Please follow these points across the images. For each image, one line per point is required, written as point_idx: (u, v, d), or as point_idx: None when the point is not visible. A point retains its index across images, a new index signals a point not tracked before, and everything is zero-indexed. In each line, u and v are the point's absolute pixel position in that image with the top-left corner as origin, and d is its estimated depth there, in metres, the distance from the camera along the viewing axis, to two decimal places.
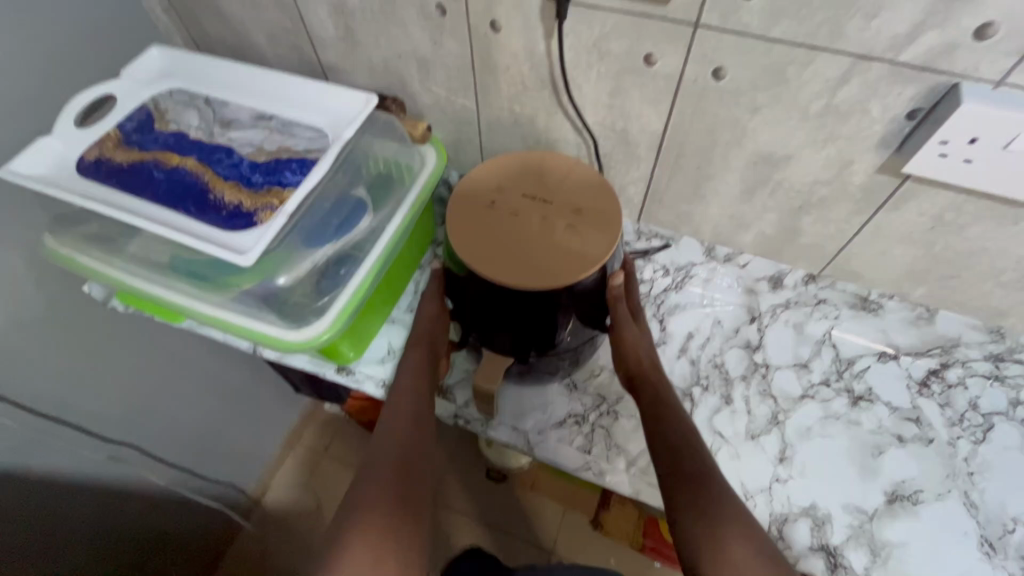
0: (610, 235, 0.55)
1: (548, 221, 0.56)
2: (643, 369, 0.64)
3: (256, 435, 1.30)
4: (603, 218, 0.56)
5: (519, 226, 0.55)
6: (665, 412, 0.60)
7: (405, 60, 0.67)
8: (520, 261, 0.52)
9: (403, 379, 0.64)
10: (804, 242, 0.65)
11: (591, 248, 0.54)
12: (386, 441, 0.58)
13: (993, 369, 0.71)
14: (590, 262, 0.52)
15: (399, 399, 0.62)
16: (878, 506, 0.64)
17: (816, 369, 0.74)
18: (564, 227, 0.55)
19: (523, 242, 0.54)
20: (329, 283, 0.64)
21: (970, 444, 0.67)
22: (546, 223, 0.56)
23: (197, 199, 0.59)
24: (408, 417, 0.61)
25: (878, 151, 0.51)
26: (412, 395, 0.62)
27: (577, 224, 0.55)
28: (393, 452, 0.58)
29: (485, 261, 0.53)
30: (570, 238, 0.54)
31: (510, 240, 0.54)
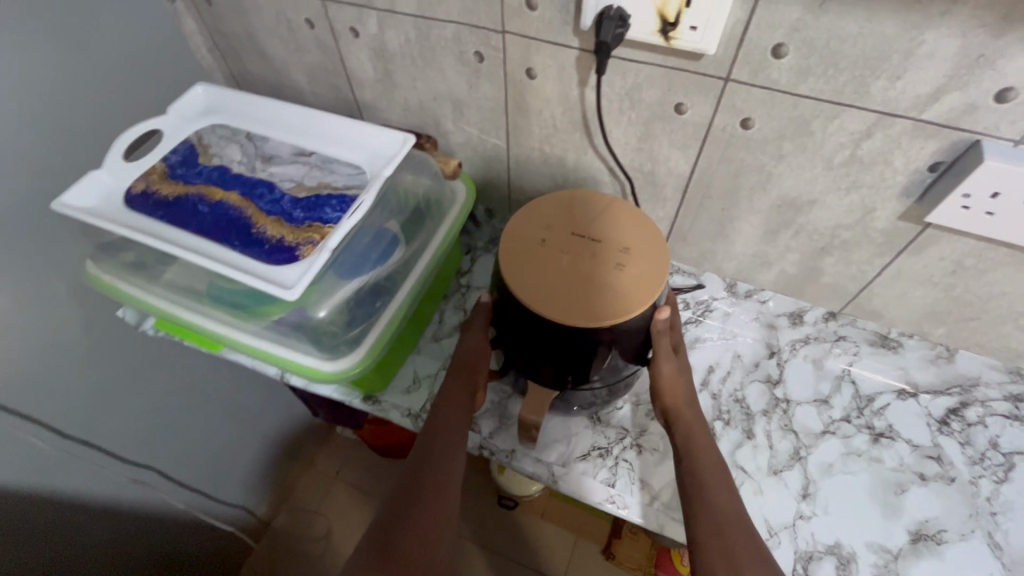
0: (658, 273, 0.57)
1: (599, 259, 0.57)
2: (681, 404, 0.65)
3: (270, 457, 1.30)
4: (651, 256, 0.58)
5: (571, 264, 0.57)
6: (696, 447, 0.61)
7: (440, 101, 0.70)
8: (574, 300, 0.54)
9: (443, 409, 0.65)
10: (826, 282, 0.67)
11: (642, 286, 0.55)
12: (424, 467, 0.59)
13: (1012, 409, 0.72)
14: (641, 301, 0.54)
15: (437, 426, 0.63)
16: (902, 545, 0.64)
17: (836, 404, 0.75)
18: (614, 265, 0.57)
19: (573, 281, 0.55)
20: (363, 314, 0.66)
21: (992, 484, 0.68)
22: (596, 261, 0.57)
23: (240, 233, 0.62)
24: (447, 445, 0.62)
25: (900, 200, 0.53)
26: (451, 425, 0.64)
27: (626, 261, 0.57)
28: (430, 479, 0.58)
29: (540, 299, 0.54)
30: (620, 276, 0.56)
31: (561, 279, 0.56)
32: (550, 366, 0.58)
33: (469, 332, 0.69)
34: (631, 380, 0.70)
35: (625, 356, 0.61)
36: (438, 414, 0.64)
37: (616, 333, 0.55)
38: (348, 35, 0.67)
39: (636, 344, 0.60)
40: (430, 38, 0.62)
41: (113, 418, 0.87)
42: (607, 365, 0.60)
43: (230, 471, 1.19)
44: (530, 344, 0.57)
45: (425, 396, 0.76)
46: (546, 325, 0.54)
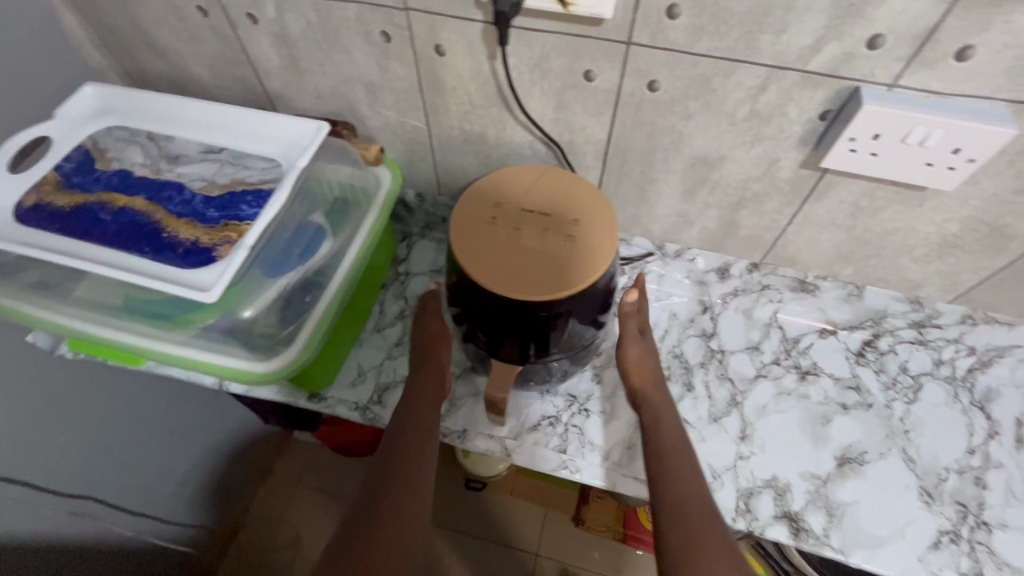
0: (611, 241, 0.56)
1: (551, 233, 0.56)
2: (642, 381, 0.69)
3: (225, 471, 1.27)
4: (603, 223, 0.57)
5: (525, 240, 0.56)
6: (662, 427, 0.65)
7: (352, 85, 0.68)
8: (530, 277, 0.54)
9: (409, 403, 0.65)
10: (744, 234, 0.70)
11: (596, 256, 0.55)
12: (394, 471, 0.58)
13: (916, 334, 0.78)
14: (597, 271, 0.55)
15: (408, 425, 0.62)
16: (830, 470, 0.70)
17: (766, 349, 0.80)
18: (566, 237, 0.56)
19: (527, 258, 0.55)
20: (294, 311, 0.64)
21: (904, 405, 0.75)
22: (548, 234, 0.56)
23: (150, 239, 0.58)
24: (415, 446, 0.61)
25: (798, 149, 0.56)
26: (421, 424, 0.63)
27: (579, 232, 0.56)
28: (400, 482, 0.58)
29: (499, 280, 0.54)
30: (574, 248, 0.56)
31: (515, 258, 0.55)
32: (513, 341, 0.59)
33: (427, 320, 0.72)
34: (592, 347, 0.72)
35: (585, 324, 0.62)
36: (406, 415, 0.63)
37: (574, 304, 0.56)
38: (245, 21, 0.64)
39: (595, 313, 0.62)
40: (332, 19, 0.60)
41: (39, 452, 0.82)
42: (567, 336, 0.61)
43: (182, 491, 1.15)
44: (492, 321, 0.58)
45: (372, 387, 0.76)
46: (495, 300, 0.55)
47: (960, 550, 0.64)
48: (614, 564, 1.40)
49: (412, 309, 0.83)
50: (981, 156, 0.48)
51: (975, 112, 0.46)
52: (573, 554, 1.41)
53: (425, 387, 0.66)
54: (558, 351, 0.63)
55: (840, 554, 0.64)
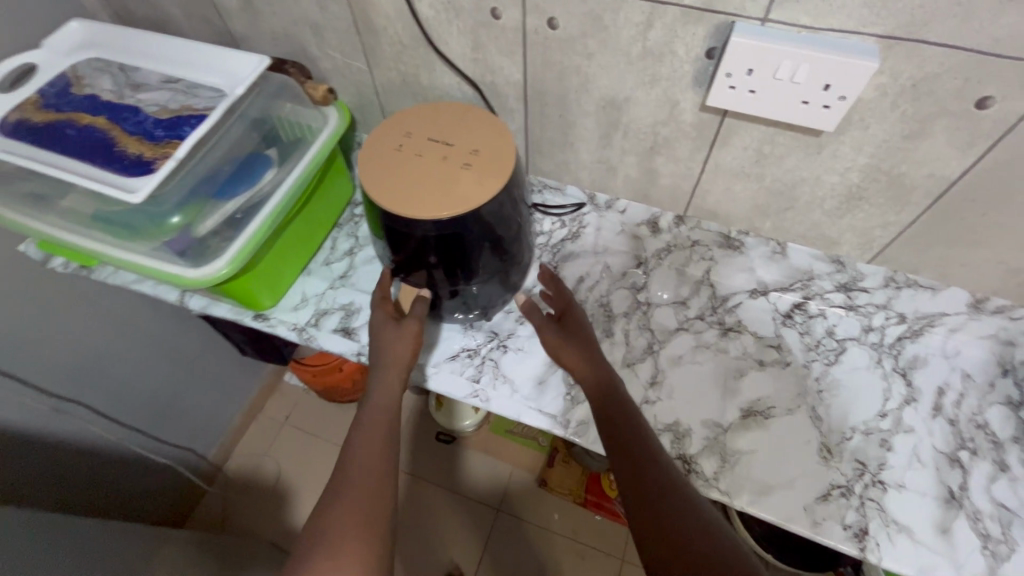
0: (503, 172, 0.60)
1: (449, 161, 0.61)
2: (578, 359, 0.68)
3: (213, 401, 1.37)
4: (498, 156, 0.61)
5: (424, 166, 0.61)
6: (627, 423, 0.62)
7: (300, 26, 0.73)
8: (420, 196, 0.59)
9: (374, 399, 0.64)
10: (664, 183, 0.72)
11: (485, 184, 0.59)
12: (357, 468, 0.57)
13: (845, 299, 0.78)
14: (482, 196, 0.59)
15: (374, 417, 0.62)
16: (733, 420, 0.71)
17: (693, 305, 0.80)
18: (461, 166, 0.60)
19: (421, 181, 0.60)
20: (230, 228, 0.70)
21: (823, 365, 0.74)
22: (446, 162, 0.61)
23: (103, 152, 0.65)
24: (384, 436, 0.61)
25: (695, 90, 0.57)
26: (388, 418, 0.62)
27: (475, 161, 0.61)
28: (366, 476, 0.57)
29: (392, 197, 0.59)
30: (467, 175, 0.60)
31: (411, 180, 0.60)
32: (426, 264, 0.65)
33: (401, 332, 0.68)
34: (511, 288, 0.76)
35: (494, 260, 0.67)
36: (374, 407, 0.63)
37: (477, 230, 0.62)
38: None
39: (504, 250, 0.68)
40: None
41: (28, 348, 0.94)
42: (478, 267, 0.67)
43: (170, 413, 1.26)
44: (405, 244, 0.64)
45: (312, 312, 0.82)
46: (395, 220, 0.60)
47: (847, 504, 0.65)
48: (573, 526, 1.43)
49: (361, 247, 0.88)
50: (851, 94, 0.48)
51: (841, 48, 0.47)
52: (535, 512, 1.45)
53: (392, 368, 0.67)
54: (472, 281, 0.69)
55: (724, 497, 0.66)
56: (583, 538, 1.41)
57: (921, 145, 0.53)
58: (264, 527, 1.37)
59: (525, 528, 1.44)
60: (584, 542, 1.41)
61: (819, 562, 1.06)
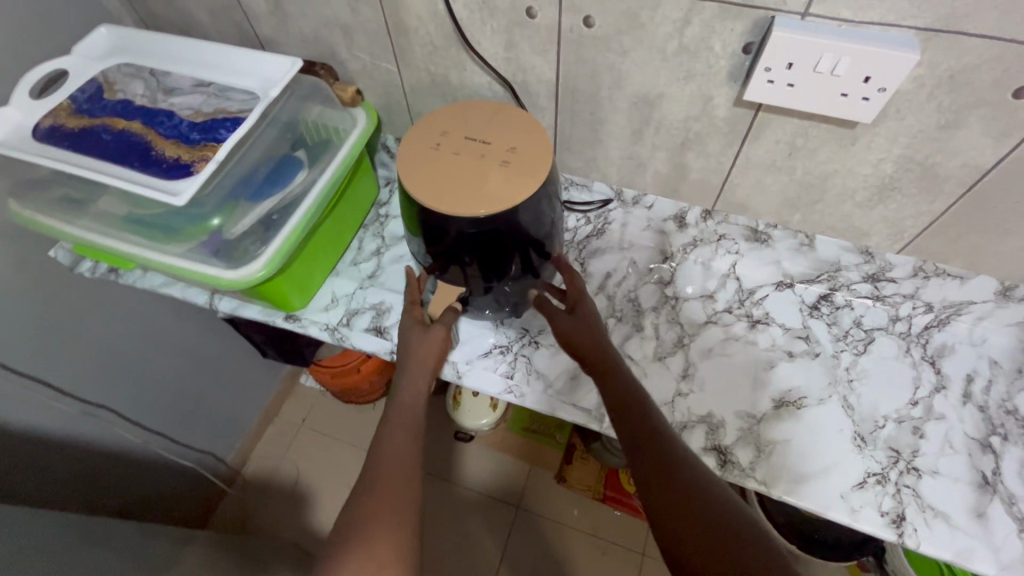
0: (541, 169, 0.61)
1: (487, 159, 0.62)
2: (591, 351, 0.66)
3: (232, 404, 1.38)
4: (536, 153, 0.62)
5: (462, 164, 0.62)
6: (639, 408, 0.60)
7: (330, 29, 0.74)
8: (461, 193, 0.60)
9: (400, 396, 0.65)
10: (693, 178, 0.72)
11: (524, 180, 0.60)
12: (386, 461, 0.58)
13: (872, 289, 0.78)
14: (522, 192, 0.59)
15: (402, 413, 0.63)
16: (766, 410, 0.72)
17: (720, 298, 0.81)
18: (499, 164, 0.61)
19: (461, 178, 0.61)
20: (265, 229, 0.70)
21: (852, 355, 0.75)
22: (484, 160, 0.62)
23: (141, 155, 0.66)
24: (412, 431, 0.61)
25: (729, 85, 0.58)
26: (414, 414, 0.63)
27: (513, 158, 0.62)
28: (396, 468, 0.57)
29: (433, 194, 0.60)
30: (505, 172, 0.61)
31: (450, 177, 0.61)
32: (464, 261, 0.66)
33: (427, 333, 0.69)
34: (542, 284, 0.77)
35: (531, 257, 0.68)
36: (401, 403, 0.64)
37: (516, 227, 0.63)
38: None
39: (540, 246, 0.68)
40: None
41: (56, 352, 0.94)
42: (515, 264, 0.68)
43: (191, 416, 1.26)
44: (443, 242, 0.64)
45: (343, 312, 0.82)
46: (435, 217, 0.61)
47: (883, 491, 0.66)
48: (592, 522, 1.44)
49: (388, 247, 0.89)
50: (892, 86, 0.49)
51: (883, 40, 0.48)
52: (554, 509, 1.46)
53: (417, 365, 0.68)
54: (507, 278, 0.69)
55: (761, 487, 0.67)
56: (603, 534, 1.42)
57: (956, 135, 0.54)
58: (286, 529, 1.37)
59: (543, 526, 1.44)
60: (604, 538, 1.42)
61: (842, 551, 1.07)
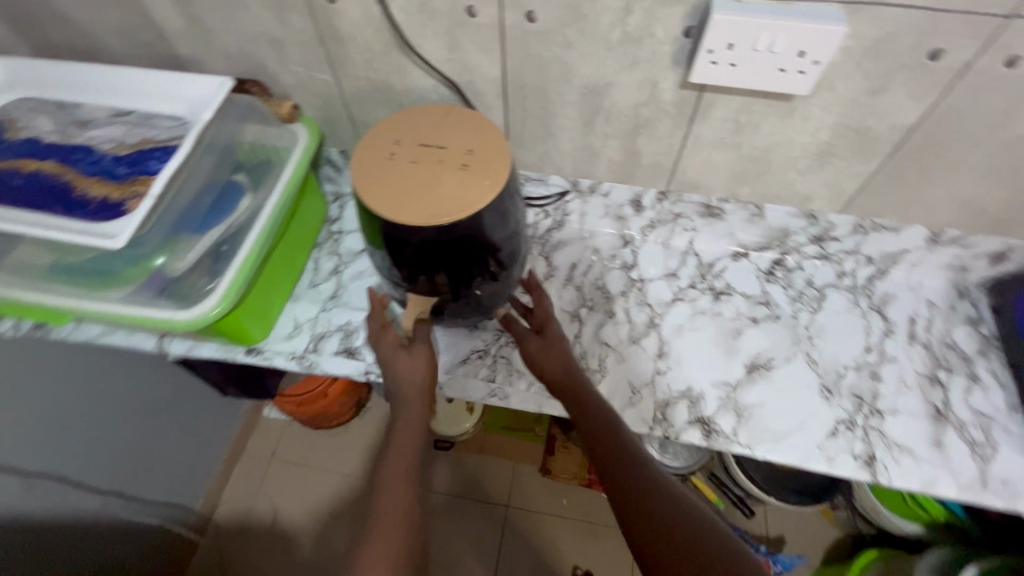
0: (501, 169, 0.60)
1: (446, 164, 0.60)
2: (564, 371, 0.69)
3: (193, 450, 1.29)
4: (494, 154, 0.61)
5: (421, 172, 0.60)
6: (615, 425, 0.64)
7: (258, 43, 0.70)
8: (423, 202, 0.58)
9: (396, 428, 0.66)
10: (646, 162, 0.74)
11: (486, 183, 0.59)
12: (387, 498, 0.60)
13: (819, 249, 0.83)
14: (486, 194, 0.58)
15: (401, 447, 0.65)
16: (740, 377, 0.75)
17: (683, 276, 0.84)
18: (459, 168, 0.60)
19: (421, 187, 0.59)
20: (216, 263, 0.66)
21: (809, 313, 0.80)
22: (443, 166, 0.60)
23: (61, 198, 0.60)
24: (412, 464, 0.63)
25: (674, 70, 0.60)
26: (412, 447, 0.65)
27: (472, 161, 0.61)
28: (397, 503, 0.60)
29: (394, 206, 0.58)
30: (466, 176, 0.60)
31: (411, 187, 0.59)
32: (433, 270, 0.65)
33: (413, 356, 0.70)
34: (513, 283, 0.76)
35: (500, 258, 0.68)
36: (399, 435, 0.65)
37: (482, 229, 0.62)
38: None
39: (508, 246, 0.68)
40: None
41: None
42: (485, 267, 0.67)
43: (148, 469, 1.18)
44: (410, 253, 0.62)
45: (308, 337, 0.79)
46: (401, 229, 0.59)
47: (853, 436, 0.70)
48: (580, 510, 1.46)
49: (347, 264, 0.85)
50: (824, 58, 0.52)
51: (815, 15, 0.50)
52: (543, 501, 1.47)
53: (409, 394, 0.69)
54: (479, 282, 0.68)
55: (745, 450, 0.70)
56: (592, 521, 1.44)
57: (883, 99, 0.58)
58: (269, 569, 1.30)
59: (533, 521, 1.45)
60: (592, 525, 1.44)
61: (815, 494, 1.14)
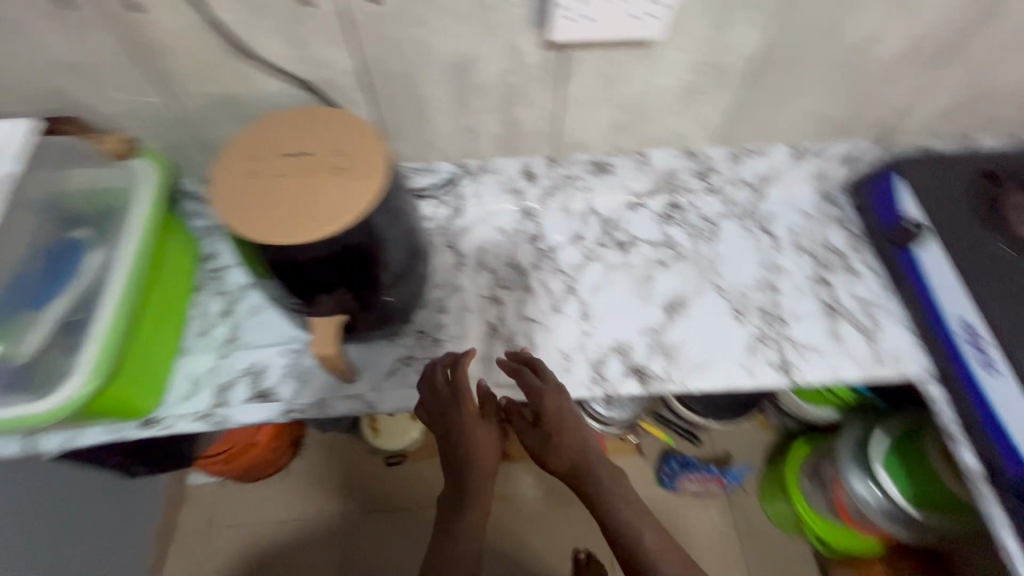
0: (379, 165, 0.56)
1: (317, 172, 0.55)
2: (576, 450, 0.68)
3: (112, 544, 1.14)
4: (368, 150, 0.57)
5: (291, 185, 0.55)
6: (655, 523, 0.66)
7: (61, 73, 0.60)
8: (302, 217, 0.53)
9: (468, 495, 0.68)
10: (529, 131, 0.74)
11: (366, 183, 0.55)
12: (455, 556, 0.65)
13: (704, 184, 0.88)
14: (368, 195, 0.54)
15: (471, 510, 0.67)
16: (661, 319, 0.78)
17: (589, 236, 0.85)
18: (333, 173, 0.55)
19: (295, 201, 0.54)
20: (73, 337, 0.57)
21: (708, 245, 0.84)
22: (314, 174, 0.55)
23: None
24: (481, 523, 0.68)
25: (531, 33, 0.59)
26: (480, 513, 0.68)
27: (347, 163, 0.56)
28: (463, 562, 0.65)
29: (269, 228, 0.52)
30: (342, 180, 0.55)
31: (283, 204, 0.54)
32: (332, 286, 0.60)
33: (478, 432, 0.67)
34: (422, 281, 0.73)
35: (401, 258, 0.64)
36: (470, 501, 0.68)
37: (374, 232, 0.58)
38: None
39: (407, 244, 0.64)
40: None
41: None
42: (387, 271, 0.63)
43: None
44: (302, 273, 0.57)
45: (212, 391, 0.71)
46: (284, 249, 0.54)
47: (767, 348, 0.76)
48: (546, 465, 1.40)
49: (238, 301, 0.77)
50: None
51: None
52: None
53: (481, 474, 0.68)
54: (385, 288, 0.64)
55: (679, 387, 0.73)
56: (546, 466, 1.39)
57: (728, 31, 0.61)
58: None
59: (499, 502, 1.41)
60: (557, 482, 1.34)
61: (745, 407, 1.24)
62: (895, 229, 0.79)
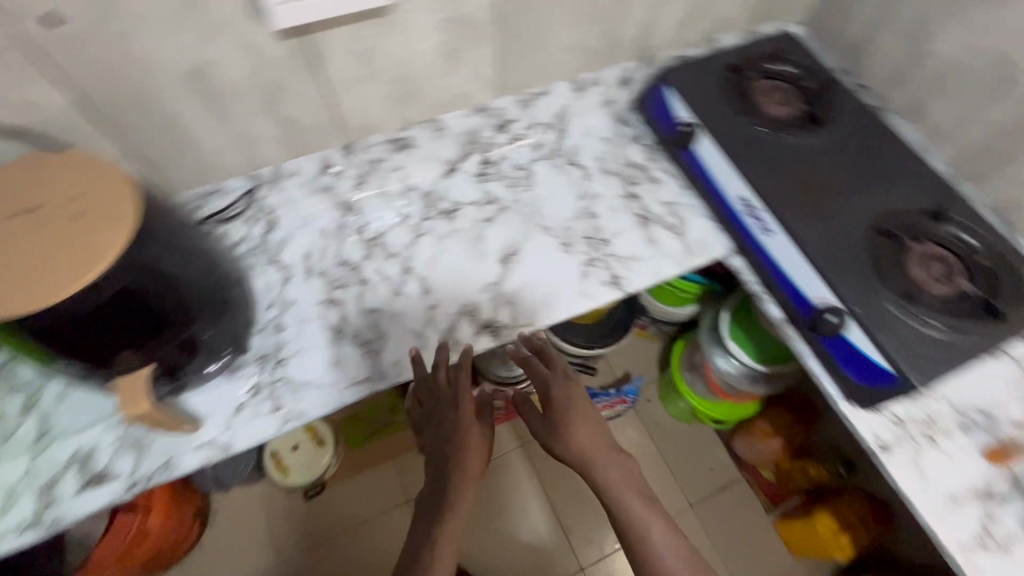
0: (126, 198, 0.51)
1: (53, 224, 0.49)
2: (569, 423, 0.79)
3: None
4: (108, 186, 0.52)
5: (25, 246, 0.48)
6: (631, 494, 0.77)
7: None
8: (45, 278, 0.47)
9: (459, 471, 0.75)
10: (306, 123, 0.77)
11: (115, 221, 0.50)
12: (447, 523, 0.73)
13: (509, 135, 0.91)
14: (119, 234, 0.49)
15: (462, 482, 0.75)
16: (499, 272, 0.80)
17: (413, 213, 0.84)
18: (72, 220, 0.50)
19: (33, 262, 0.48)
20: None
21: (527, 190, 0.88)
22: (49, 227, 0.49)
23: None
24: (468, 494, 0.75)
25: (257, 24, 0.61)
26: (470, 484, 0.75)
27: (88, 206, 0.50)
28: (453, 525, 0.73)
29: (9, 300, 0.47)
30: (84, 226, 0.50)
31: (19, 269, 0.48)
32: (121, 338, 0.56)
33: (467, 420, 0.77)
34: (239, 304, 0.70)
35: (197, 287, 0.61)
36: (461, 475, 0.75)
37: (150, 269, 0.54)
38: None
39: (198, 271, 0.61)
40: None
41: None
42: (186, 305, 0.59)
43: None
44: (80, 333, 0.53)
45: (33, 496, 0.63)
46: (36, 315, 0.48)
47: (598, 269, 0.82)
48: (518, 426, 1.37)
49: (38, 392, 0.68)
50: None
51: None
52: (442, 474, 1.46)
53: (470, 454, 0.76)
54: (192, 323, 0.61)
55: (530, 328, 0.78)
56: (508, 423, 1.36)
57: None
58: None
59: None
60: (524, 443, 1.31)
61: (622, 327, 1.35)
62: (673, 134, 0.88)
